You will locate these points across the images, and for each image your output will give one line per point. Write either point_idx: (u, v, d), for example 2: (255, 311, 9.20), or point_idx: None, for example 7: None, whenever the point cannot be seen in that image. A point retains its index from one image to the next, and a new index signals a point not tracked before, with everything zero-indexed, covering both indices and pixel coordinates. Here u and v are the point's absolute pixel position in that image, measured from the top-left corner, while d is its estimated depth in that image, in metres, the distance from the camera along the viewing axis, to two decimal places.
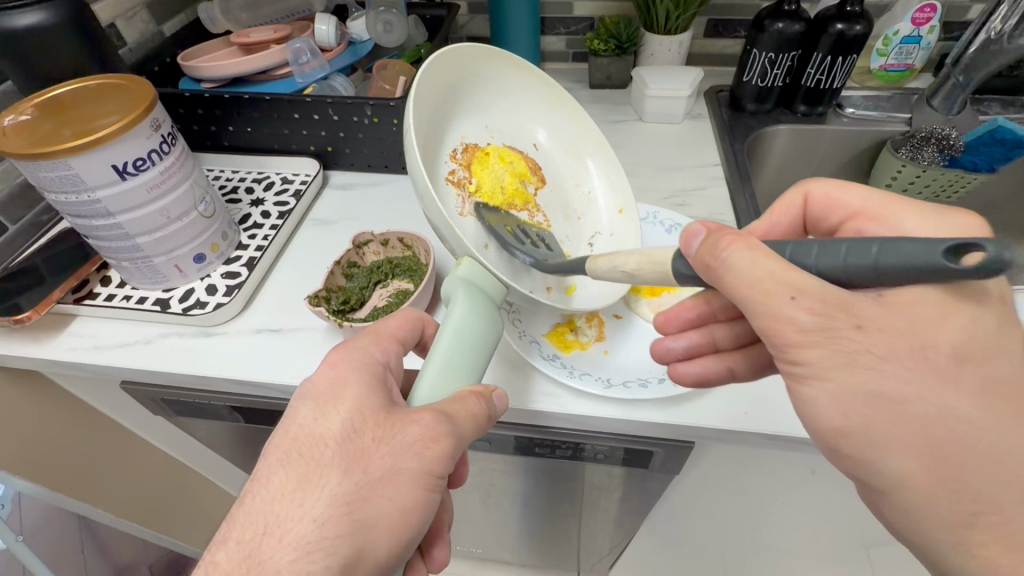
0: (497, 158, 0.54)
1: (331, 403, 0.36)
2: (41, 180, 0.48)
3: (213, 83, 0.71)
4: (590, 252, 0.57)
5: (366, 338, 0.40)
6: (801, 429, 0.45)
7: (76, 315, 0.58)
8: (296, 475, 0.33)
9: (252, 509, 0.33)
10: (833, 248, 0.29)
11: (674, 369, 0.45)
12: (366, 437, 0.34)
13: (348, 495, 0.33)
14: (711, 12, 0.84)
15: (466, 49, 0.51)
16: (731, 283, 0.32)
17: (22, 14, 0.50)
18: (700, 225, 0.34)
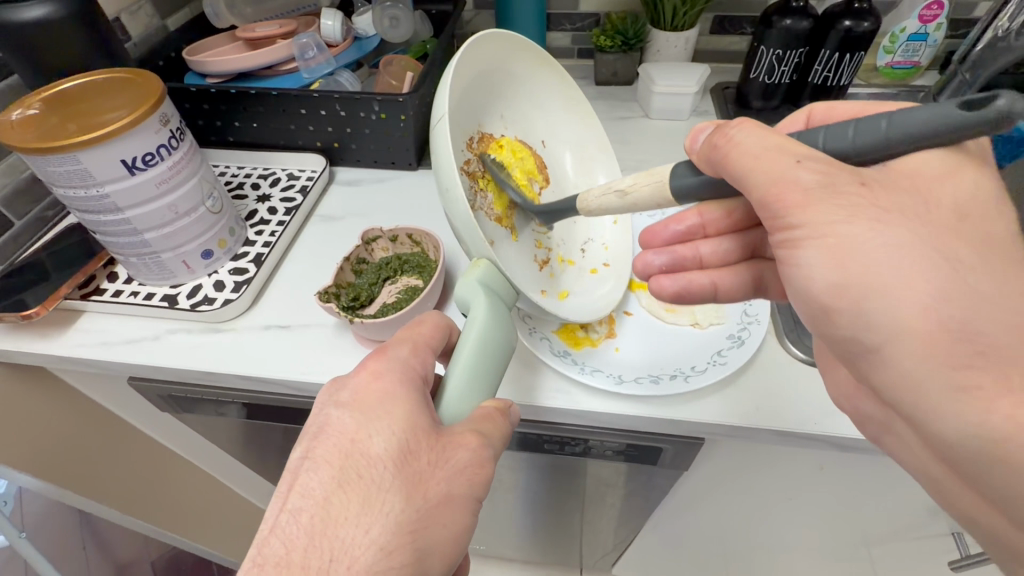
0: (511, 152, 0.52)
1: (381, 420, 0.34)
2: (49, 174, 0.47)
3: (218, 79, 0.71)
4: (583, 259, 0.57)
5: (403, 346, 0.38)
6: (813, 425, 0.45)
7: (83, 311, 0.57)
8: (357, 499, 0.32)
9: (313, 533, 0.31)
10: (836, 132, 0.32)
11: (656, 281, 0.48)
12: (422, 460, 0.34)
13: (411, 522, 0.32)
14: (718, 9, 0.84)
15: (503, 35, 0.50)
16: (734, 158, 0.34)
17: (29, 7, 0.50)
18: (708, 125, 0.40)
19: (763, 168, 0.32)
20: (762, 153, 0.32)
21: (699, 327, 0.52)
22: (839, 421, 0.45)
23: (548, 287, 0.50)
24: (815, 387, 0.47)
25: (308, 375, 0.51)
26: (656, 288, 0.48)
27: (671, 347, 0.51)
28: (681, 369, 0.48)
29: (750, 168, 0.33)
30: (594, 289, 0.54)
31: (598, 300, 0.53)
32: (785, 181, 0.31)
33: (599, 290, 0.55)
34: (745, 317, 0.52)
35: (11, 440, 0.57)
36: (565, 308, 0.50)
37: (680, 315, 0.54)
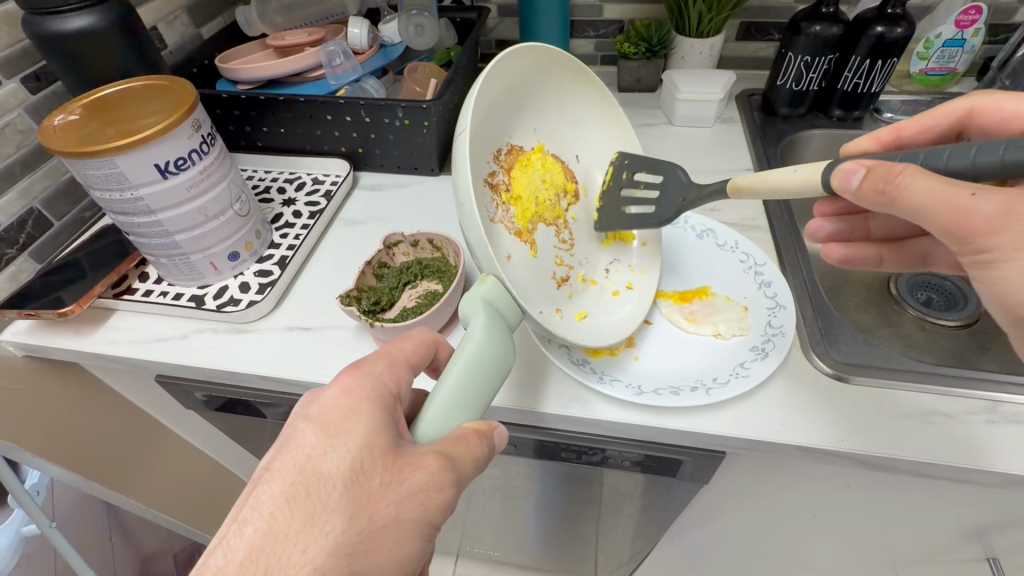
0: (539, 165, 0.51)
1: (339, 437, 0.34)
2: (88, 178, 0.49)
3: (249, 85, 0.73)
4: (606, 280, 0.55)
5: (377, 359, 0.39)
6: (840, 442, 0.44)
7: (114, 309, 0.59)
8: (298, 518, 0.32)
9: (249, 549, 0.31)
10: (935, 151, 0.37)
11: (817, 224, 0.59)
12: (374, 480, 0.33)
13: (350, 544, 0.32)
14: (745, 15, 0.82)
15: (539, 51, 0.50)
16: (906, 198, 0.36)
17: (73, 18, 0.52)
18: (852, 164, 0.37)
19: (943, 202, 0.35)
20: (936, 191, 0.35)
21: (721, 338, 0.51)
22: (866, 438, 0.43)
23: (563, 308, 0.50)
24: (841, 401, 0.46)
25: (327, 376, 0.52)
26: (825, 254, 0.57)
27: (694, 356, 0.50)
28: (701, 381, 0.47)
29: (929, 207, 0.35)
30: (612, 313, 0.53)
31: (614, 323, 0.52)
32: (968, 213, 0.35)
33: (618, 314, 0.53)
34: (768, 329, 0.50)
35: (43, 433, 0.59)
36: (577, 329, 0.49)
37: (702, 325, 0.52)
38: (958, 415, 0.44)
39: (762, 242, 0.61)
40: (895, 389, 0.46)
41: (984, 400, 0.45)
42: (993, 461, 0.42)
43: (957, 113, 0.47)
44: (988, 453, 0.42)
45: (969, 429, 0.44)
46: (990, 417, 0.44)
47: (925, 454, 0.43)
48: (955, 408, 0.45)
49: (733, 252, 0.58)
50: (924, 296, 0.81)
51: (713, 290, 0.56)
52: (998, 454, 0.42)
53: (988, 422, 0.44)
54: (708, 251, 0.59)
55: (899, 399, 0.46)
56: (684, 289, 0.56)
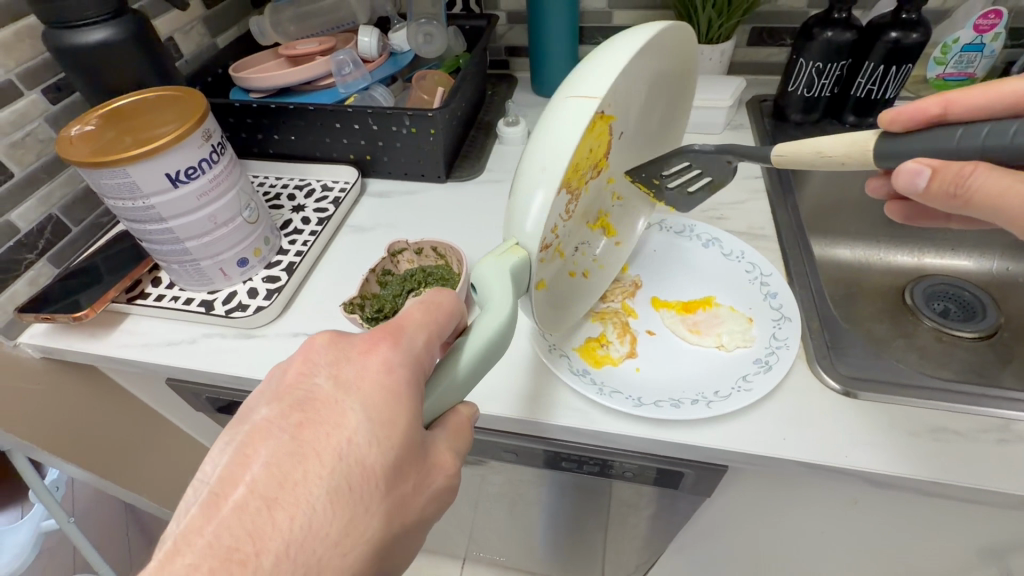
0: (599, 129, 0.41)
1: (388, 429, 0.31)
2: (102, 187, 0.50)
3: (261, 94, 0.74)
4: (578, 260, 0.50)
5: (417, 332, 0.34)
6: (843, 458, 0.43)
7: (128, 313, 0.61)
8: (339, 517, 0.29)
9: (280, 540, 0.27)
10: (1001, 125, 0.34)
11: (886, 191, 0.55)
12: (409, 481, 0.32)
13: (380, 545, 0.31)
14: (757, 20, 0.81)
15: (680, 30, 0.44)
16: (976, 200, 0.35)
17: (91, 31, 0.54)
18: (917, 164, 0.35)
19: (1017, 199, 0.33)
20: (1009, 190, 0.33)
21: (724, 349, 0.50)
22: (871, 455, 0.43)
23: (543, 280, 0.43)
24: (846, 417, 0.45)
25: None
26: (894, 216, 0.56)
27: (697, 369, 0.49)
28: (703, 394, 0.46)
29: (1002, 206, 0.34)
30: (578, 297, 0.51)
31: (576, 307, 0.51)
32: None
33: (575, 297, 0.50)
34: (773, 342, 0.49)
35: (58, 432, 0.61)
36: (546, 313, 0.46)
37: (705, 337, 0.52)
38: (968, 433, 0.43)
39: (769, 252, 0.60)
40: (901, 404, 0.45)
41: (995, 419, 0.44)
42: (1002, 483, 0.41)
43: (1018, 94, 0.39)
44: (998, 473, 0.41)
45: (978, 448, 0.42)
46: (1002, 436, 0.43)
47: (932, 474, 0.41)
48: (964, 426, 0.44)
49: (739, 261, 0.57)
50: (941, 307, 0.79)
51: (717, 300, 0.56)
52: (1009, 476, 0.41)
53: (999, 442, 0.43)
54: (713, 260, 0.59)
55: (906, 415, 0.45)
56: (688, 299, 0.56)
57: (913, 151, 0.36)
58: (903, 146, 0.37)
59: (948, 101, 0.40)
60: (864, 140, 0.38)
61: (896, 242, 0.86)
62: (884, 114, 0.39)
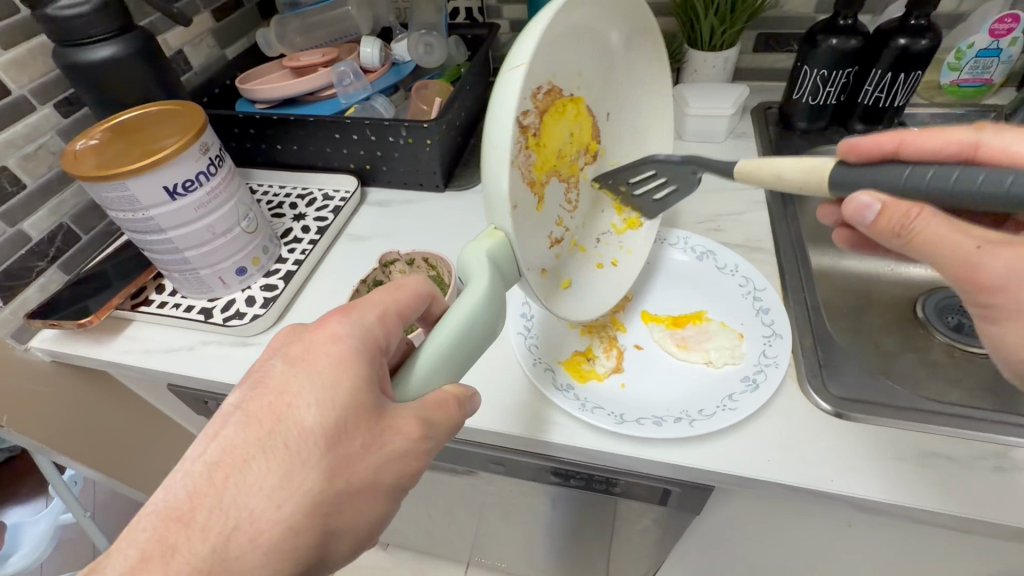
0: (569, 114, 0.46)
1: (324, 393, 0.33)
2: (104, 200, 0.52)
3: (265, 105, 0.76)
4: (594, 249, 0.54)
5: (370, 306, 0.36)
6: (830, 483, 0.42)
7: (132, 319, 0.63)
8: (275, 470, 0.31)
9: (217, 496, 0.31)
10: (948, 170, 0.34)
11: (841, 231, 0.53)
12: (355, 442, 0.33)
13: (326, 501, 0.32)
14: (762, 27, 0.80)
15: (627, 4, 0.48)
16: (922, 241, 0.35)
17: (98, 48, 0.55)
18: (871, 198, 0.36)
19: (950, 249, 0.35)
20: (947, 239, 0.35)
21: (712, 366, 0.50)
22: (859, 481, 0.41)
23: (550, 268, 0.48)
24: (835, 440, 0.44)
25: None
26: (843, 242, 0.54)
27: (685, 384, 0.49)
28: (686, 412, 0.45)
29: (935, 254, 0.35)
30: (595, 284, 0.53)
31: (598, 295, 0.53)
32: (976, 267, 0.35)
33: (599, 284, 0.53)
34: (762, 359, 0.48)
35: (68, 434, 0.63)
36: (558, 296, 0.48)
37: (693, 352, 0.51)
38: (963, 459, 0.42)
39: (765, 265, 0.59)
40: (893, 428, 0.44)
41: (992, 445, 0.43)
42: (995, 513, 0.39)
43: (964, 143, 0.40)
44: (989, 501, 0.40)
45: (973, 476, 0.41)
46: (999, 463, 0.41)
47: (923, 501, 0.40)
48: (959, 452, 0.42)
49: (733, 275, 0.56)
50: (954, 321, 0.76)
51: (708, 314, 0.55)
52: (1003, 505, 0.39)
53: (996, 469, 0.41)
54: (707, 273, 0.58)
55: (899, 439, 0.43)
56: (679, 313, 0.55)
57: (866, 184, 0.37)
58: (854, 178, 0.37)
59: (903, 141, 0.39)
60: (822, 166, 0.38)
61: None
62: (846, 142, 0.39)
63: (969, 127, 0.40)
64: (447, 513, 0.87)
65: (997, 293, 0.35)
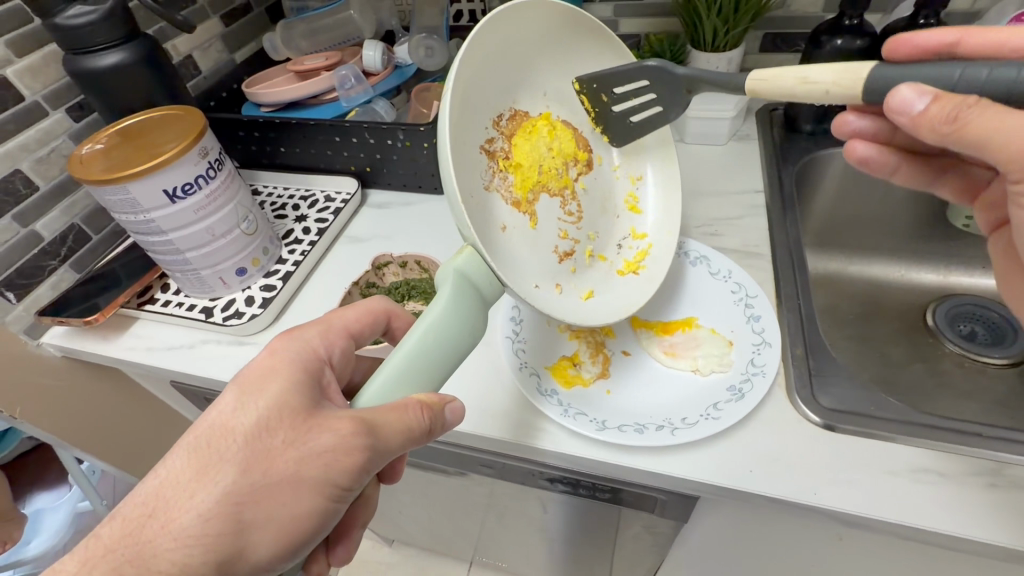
0: (546, 132, 0.50)
1: (251, 396, 0.36)
2: (108, 203, 0.54)
3: (270, 108, 0.78)
4: (615, 256, 0.56)
5: (315, 326, 0.43)
6: (812, 495, 0.41)
7: (137, 317, 0.65)
8: (195, 462, 0.34)
9: (145, 488, 0.35)
10: (1003, 67, 0.32)
11: (851, 145, 0.50)
12: (277, 437, 0.35)
13: (240, 494, 0.34)
14: (768, 27, 0.78)
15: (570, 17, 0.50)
16: (972, 126, 0.32)
17: (104, 55, 0.57)
18: (911, 90, 0.33)
19: (1010, 129, 0.31)
20: (1009, 127, 0.32)
21: (699, 373, 0.49)
22: (843, 494, 0.40)
23: (565, 283, 0.51)
24: (821, 453, 0.43)
25: None
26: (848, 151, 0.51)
27: (670, 392, 0.49)
28: (669, 420, 0.45)
29: (994, 140, 0.32)
30: (620, 289, 0.53)
31: (624, 299, 0.52)
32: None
33: (626, 292, 0.54)
34: (750, 367, 0.48)
35: (79, 426, 0.66)
36: (582, 305, 0.50)
37: (680, 359, 0.51)
38: (954, 475, 0.41)
39: (760, 272, 0.58)
40: (881, 442, 0.43)
41: (987, 461, 0.41)
42: (986, 532, 0.38)
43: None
44: (976, 520, 0.39)
45: (963, 492, 0.40)
46: (992, 480, 0.40)
47: (910, 518, 0.39)
48: (951, 468, 0.41)
49: (725, 281, 0.55)
50: (967, 329, 0.74)
51: (698, 321, 0.54)
52: (993, 524, 0.38)
53: (989, 486, 0.40)
54: (699, 279, 0.57)
55: (886, 453, 0.42)
56: (669, 320, 0.55)
57: (908, 78, 0.34)
58: (896, 71, 0.34)
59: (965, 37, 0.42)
60: (853, 67, 0.36)
61: (919, 259, 0.80)
62: (895, 39, 0.44)
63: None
64: (445, 513, 0.88)
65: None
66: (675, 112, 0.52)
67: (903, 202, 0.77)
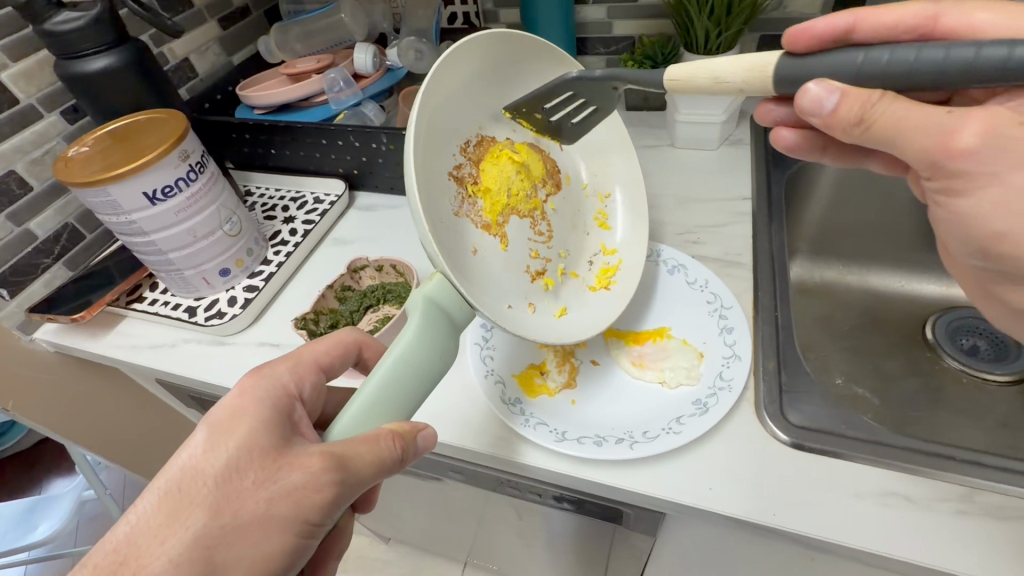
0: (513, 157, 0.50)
1: (222, 436, 0.35)
2: (92, 204, 0.55)
3: (263, 110, 0.79)
4: (587, 271, 0.55)
5: (285, 361, 0.41)
6: (770, 517, 0.40)
7: (124, 315, 0.66)
8: (166, 507, 0.33)
9: (114, 535, 0.32)
10: (900, 49, 0.32)
11: (774, 134, 0.51)
12: (247, 478, 0.34)
13: (212, 537, 0.32)
14: (765, 28, 0.76)
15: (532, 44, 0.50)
16: (881, 126, 0.33)
17: (92, 60, 0.59)
18: (825, 91, 0.33)
19: (914, 127, 0.33)
20: (909, 119, 0.33)
21: (666, 386, 0.48)
22: (802, 516, 0.39)
23: (538, 301, 0.50)
24: (784, 472, 0.42)
25: None
26: (774, 139, 0.52)
27: (637, 406, 0.48)
28: (630, 433, 0.44)
29: (898, 135, 0.34)
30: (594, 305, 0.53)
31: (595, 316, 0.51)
32: (946, 131, 0.33)
33: (600, 307, 0.53)
34: (718, 382, 0.47)
35: (71, 421, 0.68)
36: (556, 322, 0.50)
37: (647, 370, 0.50)
38: (921, 500, 0.39)
39: (740, 282, 0.56)
40: (846, 463, 0.42)
41: (958, 486, 0.40)
42: (949, 560, 0.37)
43: (921, 18, 0.41)
44: (939, 546, 0.37)
45: (928, 518, 0.38)
46: (960, 507, 0.39)
47: (869, 542, 0.38)
48: (919, 492, 0.40)
49: (701, 291, 0.54)
50: (968, 343, 0.70)
51: (670, 332, 0.53)
52: (957, 553, 0.37)
53: (957, 513, 0.38)
54: (675, 288, 0.56)
55: (853, 473, 0.41)
56: (641, 330, 0.54)
57: (818, 71, 0.34)
58: (805, 67, 0.34)
59: (857, 18, 0.42)
60: (761, 62, 0.35)
61: (921, 269, 0.77)
62: (795, 29, 0.40)
63: (930, 1, 0.41)
64: (432, 513, 0.88)
65: (974, 157, 0.33)
66: (612, 106, 0.52)
67: (904, 210, 0.74)
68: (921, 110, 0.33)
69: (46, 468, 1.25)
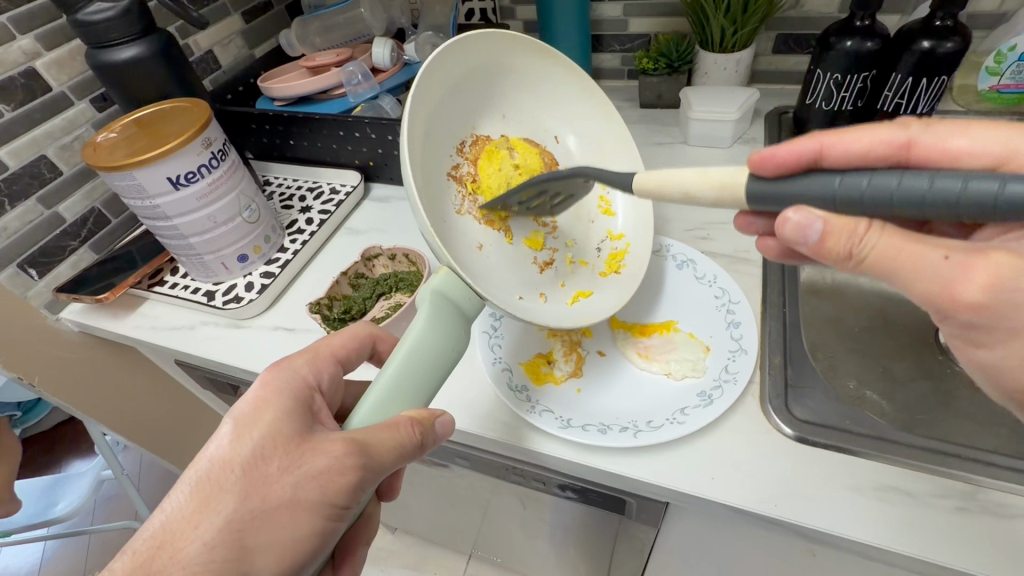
0: (508, 154, 0.52)
1: (246, 425, 0.36)
2: (118, 189, 0.57)
3: (283, 102, 0.80)
4: (597, 258, 0.56)
5: (302, 356, 0.42)
6: (771, 507, 0.40)
7: (146, 297, 0.69)
8: (197, 496, 0.34)
9: (152, 524, 0.34)
10: (882, 174, 0.30)
11: (759, 244, 0.46)
12: (272, 464, 0.35)
13: (242, 521, 0.33)
14: (782, 27, 0.76)
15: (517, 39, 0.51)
16: (872, 259, 0.32)
17: (121, 50, 0.61)
18: (811, 214, 0.32)
19: (910, 260, 0.31)
20: (901, 255, 0.31)
21: (671, 378, 0.49)
22: (804, 508, 0.40)
23: (549, 291, 0.51)
24: (781, 463, 0.42)
25: None
26: (761, 250, 0.46)
27: (644, 395, 0.48)
28: (634, 422, 0.45)
29: (895, 271, 0.32)
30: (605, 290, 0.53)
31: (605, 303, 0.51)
32: (949, 281, 0.31)
33: (611, 296, 0.52)
34: (723, 374, 0.47)
35: (94, 401, 0.71)
36: (569, 309, 0.50)
37: (652, 361, 0.50)
38: (921, 496, 0.39)
39: (748, 277, 0.57)
40: (847, 457, 0.42)
41: (960, 483, 0.40)
42: (947, 556, 0.37)
43: (892, 146, 0.37)
44: (937, 542, 0.37)
45: (928, 514, 0.39)
46: (962, 504, 0.39)
47: (867, 536, 0.38)
48: (920, 488, 0.40)
49: (710, 286, 0.55)
50: None
51: (678, 324, 0.54)
52: (955, 549, 0.37)
53: (958, 510, 0.39)
54: (685, 282, 0.57)
55: (853, 468, 0.41)
56: (649, 322, 0.54)
57: (794, 198, 0.33)
58: (782, 195, 0.33)
59: (822, 143, 0.38)
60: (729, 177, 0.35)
61: None
62: (757, 154, 0.35)
63: (898, 125, 0.37)
64: (440, 501, 0.89)
65: (986, 311, 0.30)
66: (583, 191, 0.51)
67: None
68: (916, 243, 0.31)
69: (67, 448, 1.29)
